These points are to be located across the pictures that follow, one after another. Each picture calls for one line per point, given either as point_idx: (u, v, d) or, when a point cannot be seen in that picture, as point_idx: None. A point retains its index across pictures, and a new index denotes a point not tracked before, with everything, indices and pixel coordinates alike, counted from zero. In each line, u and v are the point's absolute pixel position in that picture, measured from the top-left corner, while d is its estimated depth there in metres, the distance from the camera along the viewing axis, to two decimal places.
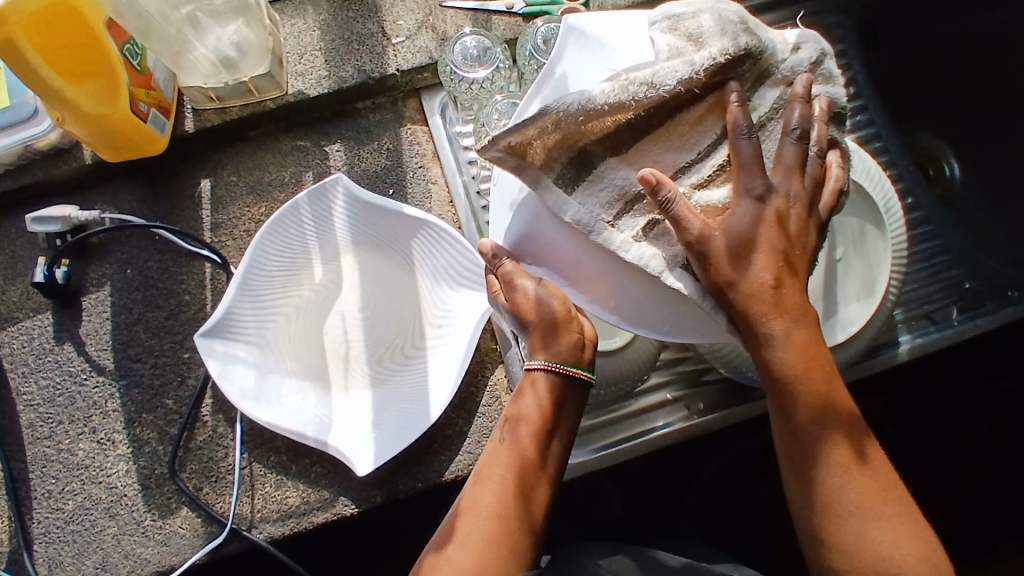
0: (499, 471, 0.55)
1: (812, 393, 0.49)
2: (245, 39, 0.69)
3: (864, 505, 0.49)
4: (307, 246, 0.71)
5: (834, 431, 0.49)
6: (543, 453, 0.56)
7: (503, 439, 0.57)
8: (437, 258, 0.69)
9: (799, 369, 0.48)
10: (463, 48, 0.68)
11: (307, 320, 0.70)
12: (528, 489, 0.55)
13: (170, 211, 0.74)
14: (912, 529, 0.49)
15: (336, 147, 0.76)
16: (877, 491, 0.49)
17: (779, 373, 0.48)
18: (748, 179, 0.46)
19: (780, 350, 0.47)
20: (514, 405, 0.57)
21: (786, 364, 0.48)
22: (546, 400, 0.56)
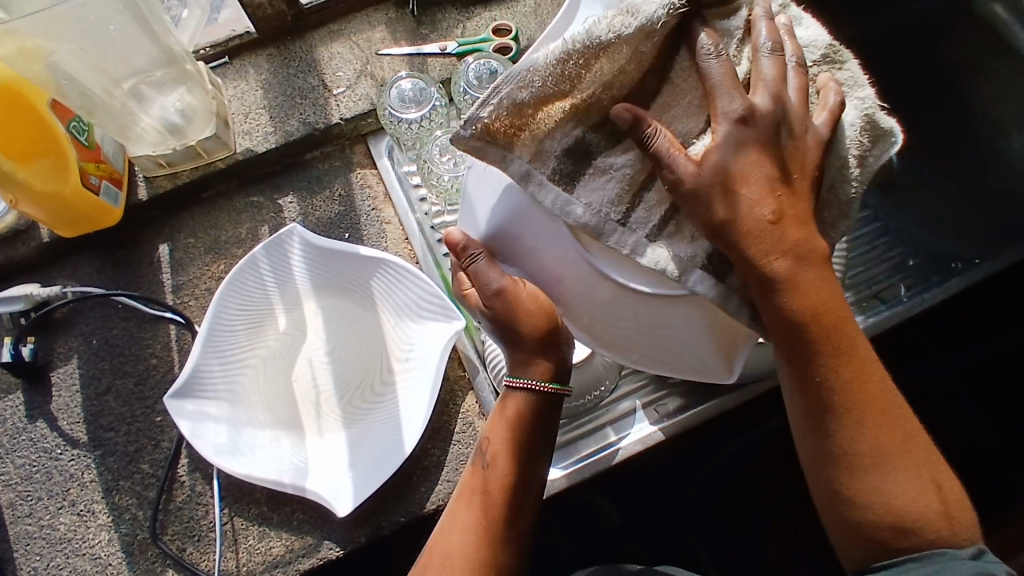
0: (480, 494, 0.54)
1: (826, 340, 0.46)
2: (189, 105, 0.72)
3: (880, 455, 0.47)
4: (268, 297, 0.72)
5: (849, 378, 0.47)
6: (525, 473, 0.54)
7: (484, 463, 0.55)
8: (397, 293, 0.71)
9: (811, 313, 0.45)
10: (399, 91, 0.71)
11: (276, 370, 0.72)
12: (512, 510, 0.53)
13: (131, 279, 0.75)
14: (933, 479, 0.48)
15: (289, 199, 0.78)
16: (893, 439, 0.47)
17: (791, 319, 0.45)
18: (725, 101, 0.43)
19: (790, 293, 0.45)
20: (491, 427, 0.56)
21: (798, 309, 0.45)
22: (524, 417, 0.54)
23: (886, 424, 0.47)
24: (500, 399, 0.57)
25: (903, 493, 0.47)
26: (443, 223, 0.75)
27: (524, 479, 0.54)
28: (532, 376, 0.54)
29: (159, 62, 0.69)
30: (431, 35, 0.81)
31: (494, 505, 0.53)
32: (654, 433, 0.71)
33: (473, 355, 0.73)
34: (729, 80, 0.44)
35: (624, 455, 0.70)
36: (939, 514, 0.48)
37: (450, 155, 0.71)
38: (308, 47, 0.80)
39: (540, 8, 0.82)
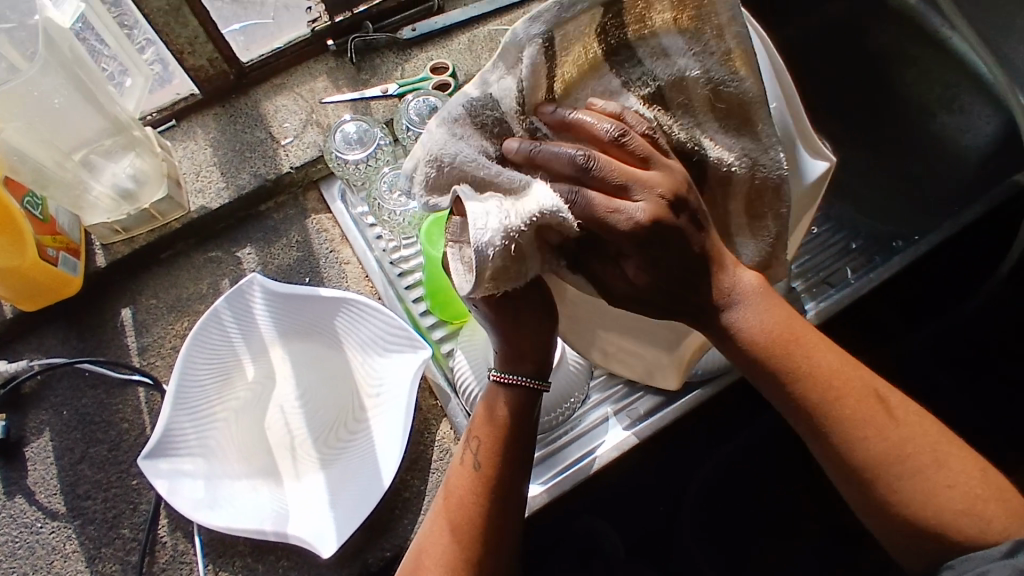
0: (470, 494, 0.53)
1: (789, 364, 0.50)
2: (141, 170, 0.75)
3: (875, 459, 0.49)
4: (234, 348, 0.73)
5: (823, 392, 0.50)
6: (513, 475, 0.54)
7: (474, 461, 0.54)
8: (361, 329, 0.72)
9: (768, 340, 0.49)
10: (343, 134, 0.74)
11: (248, 420, 0.72)
12: (501, 512, 0.53)
13: (97, 345, 0.76)
14: (945, 479, 0.48)
15: (248, 250, 0.79)
16: (882, 438, 0.49)
17: (752, 346, 0.49)
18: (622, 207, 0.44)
19: (744, 319, 0.49)
20: (479, 425, 0.56)
21: (755, 334, 0.49)
22: (512, 417, 0.55)
23: (878, 431, 0.49)
24: (487, 398, 0.56)
25: (911, 499, 0.48)
26: (402, 257, 0.78)
27: (513, 481, 0.54)
28: (518, 372, 0.55)
29: (108, 132, 0.73)
30: (372, 80, 0.83)
31: (484, 506, 0.53)
32: (628, 438, 0.73)
33: (444, 383, 0.74)
34: (609, 203, 0.44)
35: (601, 462, 0.72)
36: (954, 516, 0.48)
37: (400, 190, 0.74)
38: (253, 103, 0.82)
39: (474, 44, 0.85)
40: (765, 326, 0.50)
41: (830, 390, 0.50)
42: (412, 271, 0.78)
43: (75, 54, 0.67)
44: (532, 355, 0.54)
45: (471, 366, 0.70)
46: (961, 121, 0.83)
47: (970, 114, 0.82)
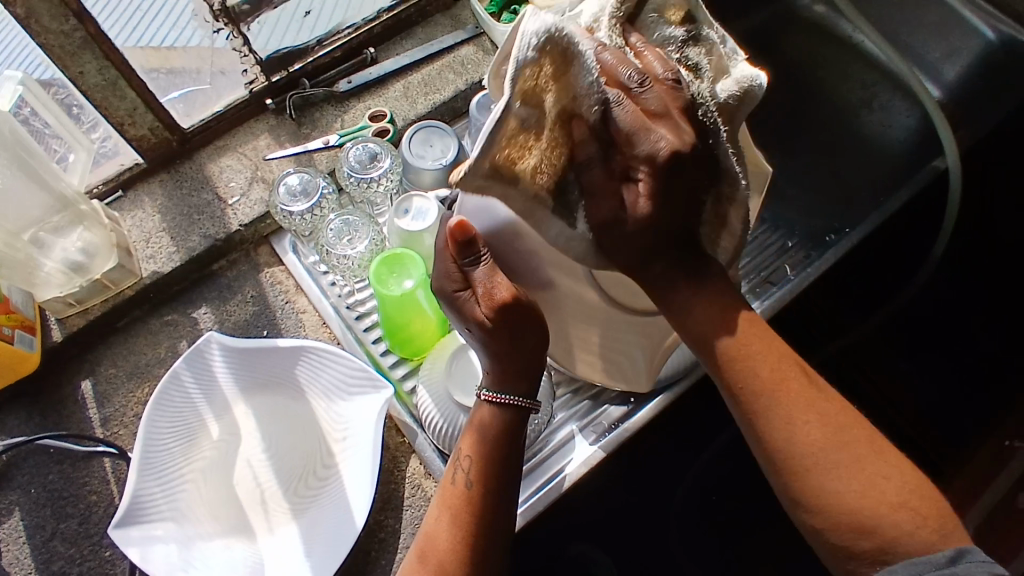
0: (461, 511, 0.53)
1: (734, 361, 0.52)
2: (90, 242, 0.76)
3: (818, 451, 0.49)
4: (196, 409, 0.73)
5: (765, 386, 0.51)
6: (503, 490, 0.54)
7: (465, 479, 0.54)
8: (323, 376, 0.73)
9: (714, 333, 0.52)
10: (287, 187, 0.76)
11: (216, 479, 0.72)
12: (490, 527, 0.52)
13: (59, 421, 0.75)
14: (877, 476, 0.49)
15: (204, 310, 0.80)
16: (828, 435, 0.50)
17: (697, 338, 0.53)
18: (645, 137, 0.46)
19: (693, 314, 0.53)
20: (468, 443, 0.55)
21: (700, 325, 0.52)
22: (499, 433, 0.54)
23: (819, 418, 0.50)
24: (474, 415, 0.56)
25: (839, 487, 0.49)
26: (358, 300, 0.79)
27: (503, 495, 0.53)
28: (503, 391, 0.54)
29: (54, 209, 0.74)
30: (313, 133, 0.86)
31: (475, 523, 0.52)
32: (595, 452, 0.74)
33: (410, 420, 0.75)
34: (641, 124, 0.46)
35: (571, 479, 0.73)
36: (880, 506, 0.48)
37: (347, 237, 0.76)
38: (197, 166, 0.84)
39: (409, 90, 0.88)
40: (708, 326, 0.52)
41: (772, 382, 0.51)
42: (368, 314, 0.79)
43: (16, 134, 0.69)
44: (519, 376, 0.54)
45: (432, 399, 0.71)
46: (882, 117, 0.93)
47: (890, 111, 0.93)
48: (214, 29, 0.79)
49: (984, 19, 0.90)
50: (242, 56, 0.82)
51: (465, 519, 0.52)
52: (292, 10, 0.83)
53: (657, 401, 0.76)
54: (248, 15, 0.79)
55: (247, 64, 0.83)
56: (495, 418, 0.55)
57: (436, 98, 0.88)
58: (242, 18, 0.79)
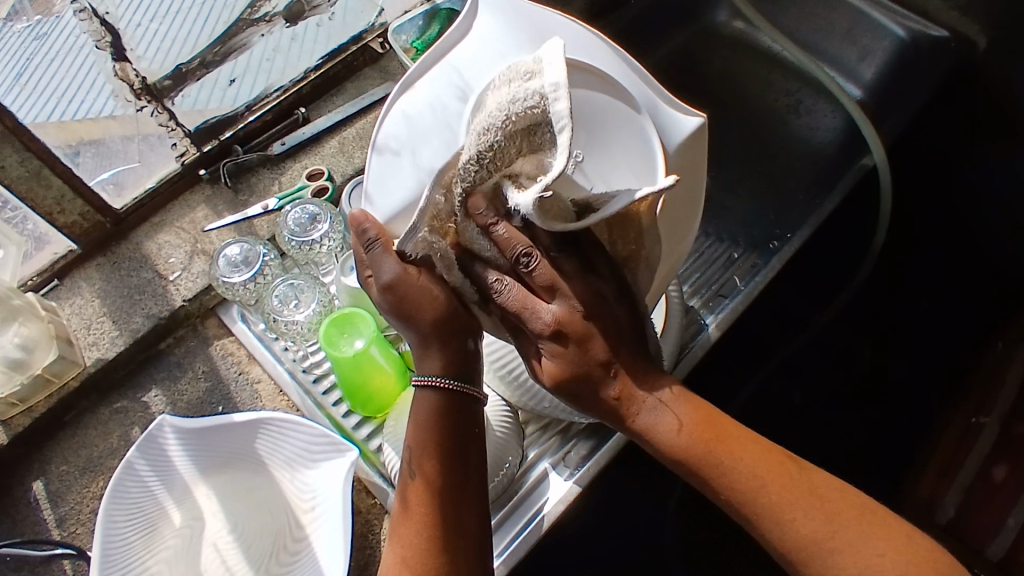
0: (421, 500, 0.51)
1: (718, 460, 0.48)
2: (29, 336, 0.73)
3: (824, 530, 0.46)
4: (155, 497, 0.70)
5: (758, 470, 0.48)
6: (459, 471, 0.52)
7: (411, 470, 0.52)
8: (284, 446, 0.71)
9: (685, 436, 0.49)
10: (227, 258, 0.75)
11: (182, 568, 0.69)
12: (457, 510, 0.51)
13: (13, 528, 0.72)
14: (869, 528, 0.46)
15: (154, 393, 0.78)
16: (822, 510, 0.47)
17: (665, 439, 0.49)
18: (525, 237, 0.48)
19: (661, 417, 0.49)
20: (407, 435, 0.53)
21: (669, 434, 0.49)
22: (435, 418, 0.52)
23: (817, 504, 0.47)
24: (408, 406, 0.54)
25: (845, 570, 0.46)
26: (313, 363, 0.78)
27: (463, 474, 0.52)
28: (446, 374, 0.52)
29: None
30: (251, 199, 0.85)
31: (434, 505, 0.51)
32: (571, 488, 0.73)
33: (380, 481, 0.72)
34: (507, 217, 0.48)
35: (550, 519, 0.72)
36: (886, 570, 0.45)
37: (292, 301, 0.75)
38: (134, 245, 0.82)
39: (345, 145, 0.88)
40: (676, 439, 0.49)
41: (757, 477, 0.48)
42: (326, 375, 0.77)
43: None
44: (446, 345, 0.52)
45: (399, 457, 0.69)
46: (810, 121, 0.96)
47: (815, 114, 0.96)
48: (138, 108, 0.80)
49: (893, 20, 0.92)
50: (169, 130, 0.82)
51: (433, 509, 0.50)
52: (215, 78, 0.84)
53: None
54: (171, 89, 0.81)
55: (176, 137, 0.83)
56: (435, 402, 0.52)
57: None
58: (165, 92, 0.81)
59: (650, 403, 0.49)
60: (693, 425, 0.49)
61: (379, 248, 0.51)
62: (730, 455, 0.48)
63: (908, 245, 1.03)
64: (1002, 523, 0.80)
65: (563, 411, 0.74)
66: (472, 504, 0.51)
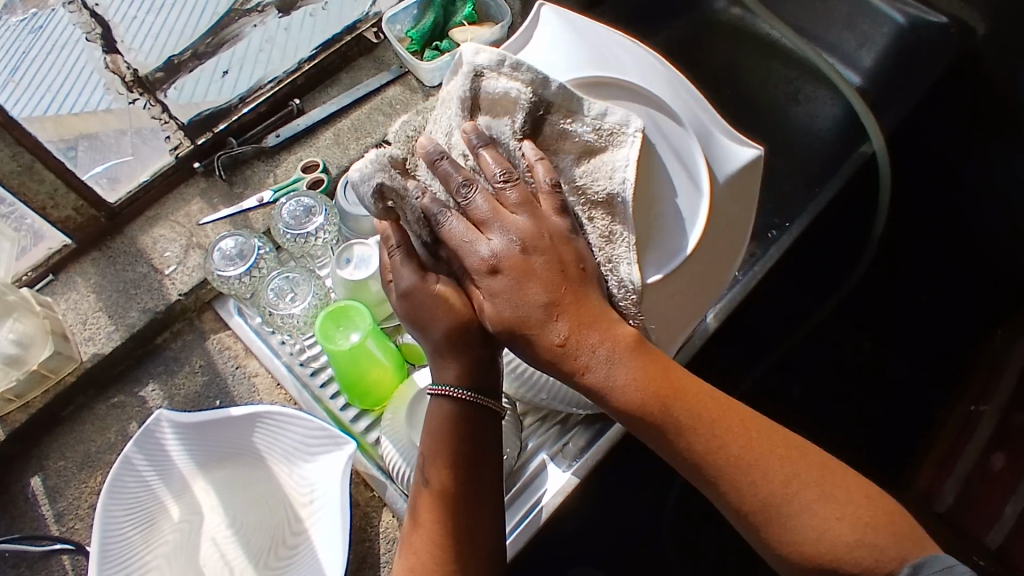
0: (433, 508, 0.51)
1: (674, 417, 0.46)
2: (24, 332, 0.72)
3: (782, 489, 0.45)
4: (154, 492, 0.70)
5: (714, 426, 0.46)
6: (472, 478, 0.52)
7: (422, 478, 0.52)
8: (282, 440, 0.70)
9: (638, 394, 0.45)
10: (221, 252, 0.75)
11: (180, 563, 0.69)
12: (467, 514, 0.51)
13: (12, 524, 0.72)
14: (824, 481, 0.46)
15: (151, 388, 0.78)
16: (777, 461, 0.46)
17: (622, 395, 0.45)
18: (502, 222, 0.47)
19: (615, 373, 0.45)
20: (423, 443, 0.53)
21: (623, 390, 0.45)
22: (453, 424, 0.52)
23: (771, 460, 0.46)
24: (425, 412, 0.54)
25: (807, 531, 0.44)
26: (311, 356, 0.77)
27: (476, 481, 0.52)
28: (460, 385, 0.52)
29: None
30: (246, 191, 0.84)
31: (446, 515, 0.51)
32: (570, 479, 0.73)
33: (379, 474, 0.72)
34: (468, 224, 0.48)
35: (549, 510, 0.72)
36: (845, 529, 0.44)
37: (288, 294, 0.75)
38: (129, 240, 0.82)
39: (340, 137, 0.87)
40: (629, 395, 0.45)
41: (712, 434, 0.46)
42: (323, 368, 0.77)
43: None
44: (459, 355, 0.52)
45: (398, 450, 0.69)
46: (810, 108, 0.95)
47: (815, 101, 0.95)
48: (130, 100, 0.80)
49: (891, 5, 0.91)
50: (162, 123, 0.82)
51: (443, 513, 0.51)
52: (210, 70, 0.84)
53: None
54: (164, 82, 0.81)
55: (169, 130, 0.83)
56: (450, 412, 0.52)
57: (368, 142, 0.87)
58: (157, 85, 0.80)
59: (600, 354, 0.45)
60: (646, 378, 0.46)
61: (399, 254, 0.52)
62: (685, 411, 0.46)
63: (909, 232, 1.02)
64: (1000, 512, 0.79)
65: (560, 403, 0.73)
66: (484, 508, 0.52)
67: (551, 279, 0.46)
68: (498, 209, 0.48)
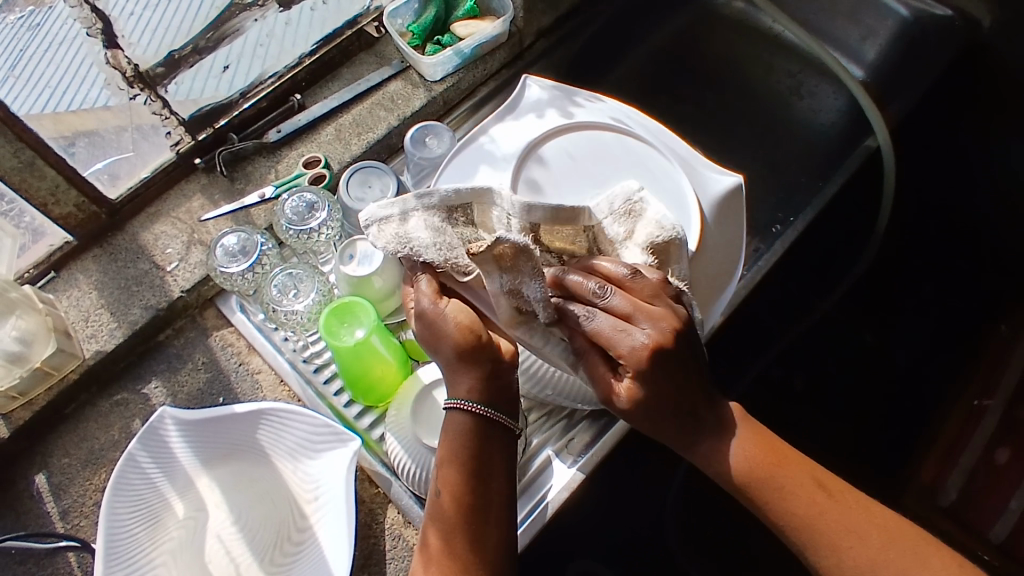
0: (455, 517, 0.52)
1: (776, 486, 0.52)
2: (27, 329, 0.72)
3: (876, 556, 0.50)
4: (158, 489, 0.70)
5: (813, 495, 0.52)
6: (479, 490, 0.53)
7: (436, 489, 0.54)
8: (286, 436, 0.70)
9: (747, 464, 0.53)
10: (224, 248, 0.75)
11: (186, 560, 0.69)
12: (479, 520, 0.53)
13: (16, 521, 0.72)
14: (916, 550, 0.50)
15: (154, 385, 0.78)
16: (873, 533, 0.50)
17: (733, 464, 0.53)
18: (642, 316, 0.51)
19: (727, 444, 0.54)
20: (439, 455, 0.55)
21: (735, 460, 0.53)
22: (463, 436, 0.54)
23: (867, 532, 0.50)
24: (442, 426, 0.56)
25: None
26: (314, 352, 0.77)
27: (485, 487, 0.53)
28: (474, 398, 0.53)
29: None
30: (248, 187, 0.84)
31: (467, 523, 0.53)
32: (575, 475, 0.73)
33: (383, 470, 0.72)
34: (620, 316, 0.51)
35: (554, 506, 0.71)
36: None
37: (292, 291, 0.75)
38: (130, 236, 0.81)
39: (342, 132, 0.87)
40: (741, 463, 0.53)
41: (814, 504, 0.52)
42: (326, 364, 0.77)
43: None
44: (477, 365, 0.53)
45: (402, 447, 0.69)
46: (812, 103, 0.95)
47: (818, 95, 0.95)
48: (131, 96, 0.79)
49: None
50: (163, 118, 0.82)
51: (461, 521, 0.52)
52: (208, 65, 0.83)
53: None
54: (164, 77, 0.80)
55: (170, 125, 0.82)
56: (467, 423, 0.54)
57: (369, 138, 0.86)
58: (157, 80, 0.80)
59: (717, 431, 0.54)
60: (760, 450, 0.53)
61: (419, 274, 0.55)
62: (788, 481, 0.52)
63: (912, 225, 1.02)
64: (1005, 504, 0.79)
65: (566, 399, 0.73)
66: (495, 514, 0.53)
67: (693, 368, 0.52)
68: (637, 303, 0.51)
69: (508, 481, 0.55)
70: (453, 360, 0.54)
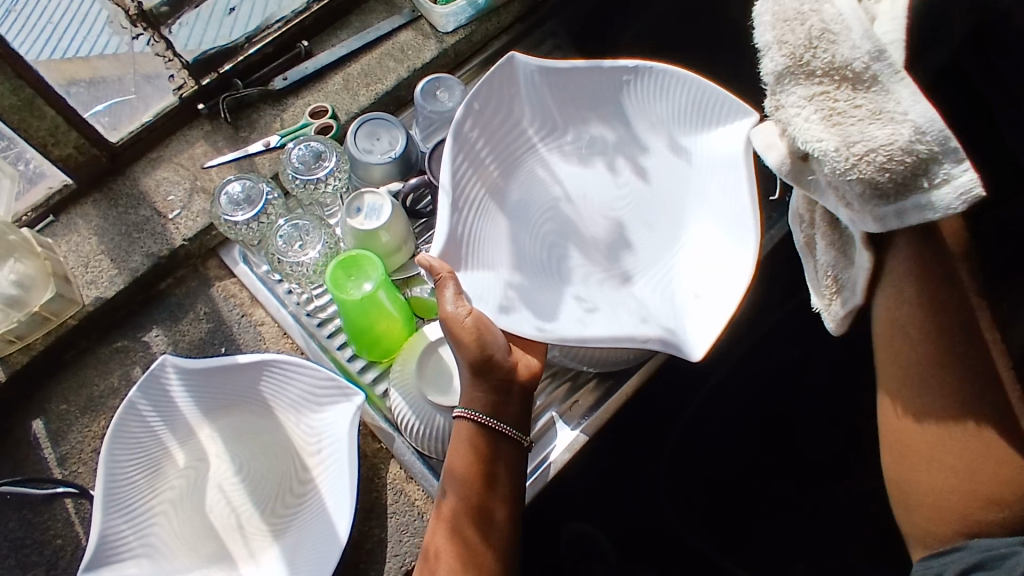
0: (459, 520, 0.57)
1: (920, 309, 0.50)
2: (25, 274, 0.70)
3: (943, 422, 0.49)
4: (159, 438, 0.69)
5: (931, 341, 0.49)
6: (479, 486, 0.58)
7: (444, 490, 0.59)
8: (289, 389, 0.69)
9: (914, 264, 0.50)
10: (228, 196, 0.73)
11: (187, 509, 0.68)
12: (485, 524, 0.57)
13: (14, 466, 0.71)
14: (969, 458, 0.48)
15: (155, 333, 0.77)
16: (957, 412, 0.49)
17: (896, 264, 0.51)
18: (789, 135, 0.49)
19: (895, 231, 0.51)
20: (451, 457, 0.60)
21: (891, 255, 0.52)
22: (464, 437, 0.59)
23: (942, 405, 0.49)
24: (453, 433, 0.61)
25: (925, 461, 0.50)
26: (318, 306, 0.76)
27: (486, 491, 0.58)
28: (480, 410, 0.59)
29: None
30: (252, 136, 0.82)
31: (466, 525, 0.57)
32: (577, 437, 0.73)
33: (386, 426, 0.72)
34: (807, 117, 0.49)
35: (556, 467, 0.71)
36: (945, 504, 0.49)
37: (298, 242, 0.73)
38: (132, 181, 0.79)
39: (349, 82, 0.84)
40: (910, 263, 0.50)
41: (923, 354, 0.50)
42: (331, 319, 0.76)
43: None
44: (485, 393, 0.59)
45: (409, 402, 0.68)
46: None
47: None
48: (133, 36, 0.77)
49: None
50: (166, 61, 0.79)
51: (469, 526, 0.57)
52: (210, 9, 0.80)
53: (635, 375, 0.75)
54: (168, 16, 0.77)
55: (173, 68, 0.80)
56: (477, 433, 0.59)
57: (378, 89, 0.84)
58: (161, 20, 0.76)
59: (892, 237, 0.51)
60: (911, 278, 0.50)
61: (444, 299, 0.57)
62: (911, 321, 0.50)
63: None
64: None
65: (572, 359, 0.72)
66: (504, 514, 0.58)
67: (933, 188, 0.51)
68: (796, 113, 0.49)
69: (509, 481, 0.59)
70: (470, 380, 0.59)
